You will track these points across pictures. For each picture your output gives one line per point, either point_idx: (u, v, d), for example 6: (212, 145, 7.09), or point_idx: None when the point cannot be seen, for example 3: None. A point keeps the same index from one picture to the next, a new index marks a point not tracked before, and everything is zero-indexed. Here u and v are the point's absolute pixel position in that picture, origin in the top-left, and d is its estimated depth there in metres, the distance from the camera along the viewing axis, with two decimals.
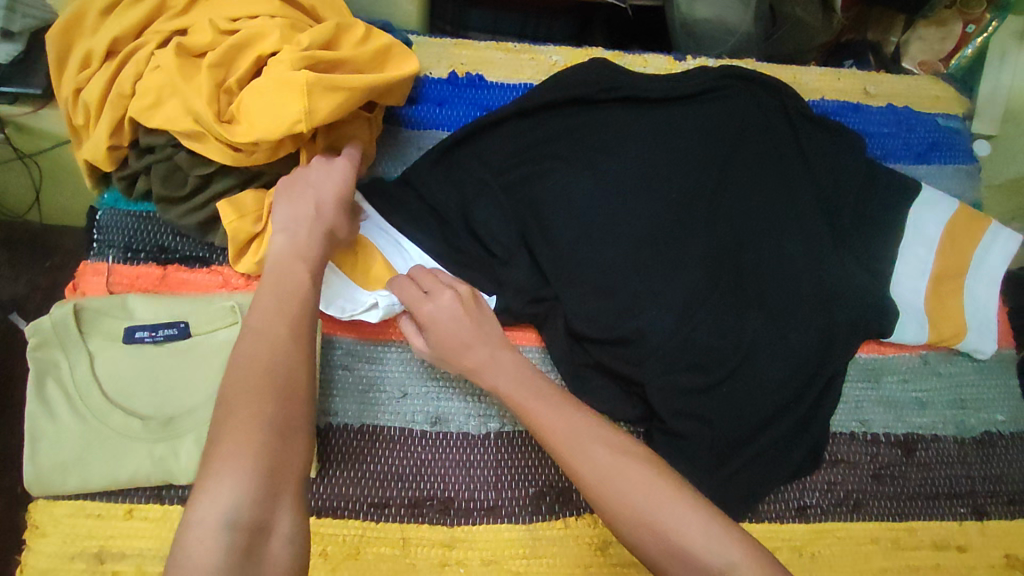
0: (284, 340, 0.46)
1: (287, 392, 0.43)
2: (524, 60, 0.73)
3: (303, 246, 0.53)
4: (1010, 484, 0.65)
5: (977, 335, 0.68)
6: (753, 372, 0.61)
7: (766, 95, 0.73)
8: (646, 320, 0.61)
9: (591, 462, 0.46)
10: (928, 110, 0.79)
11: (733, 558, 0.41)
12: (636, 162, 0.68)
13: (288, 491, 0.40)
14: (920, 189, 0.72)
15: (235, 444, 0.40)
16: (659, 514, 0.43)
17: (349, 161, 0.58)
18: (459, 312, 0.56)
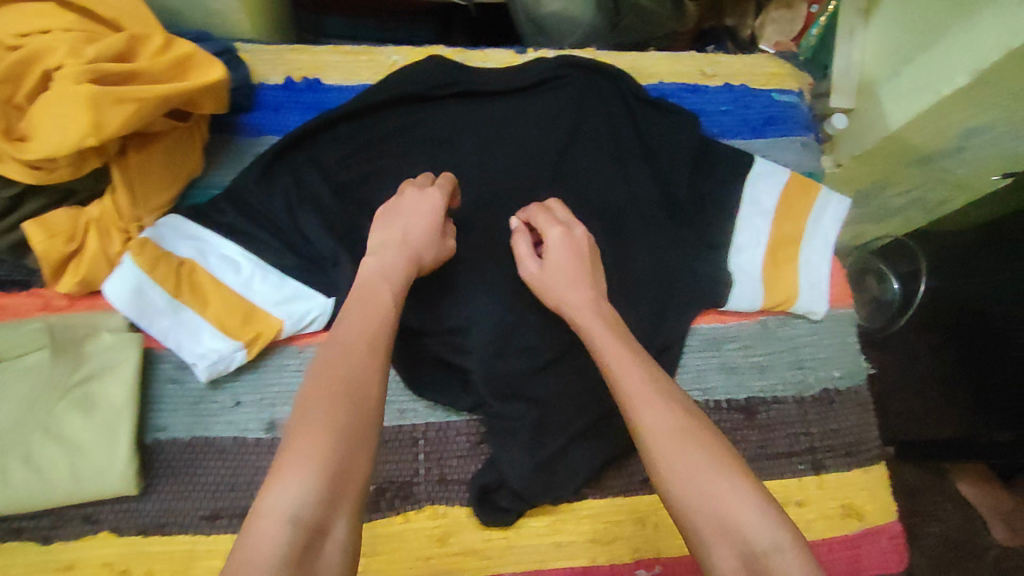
0: (366, 354, 0.46)
1: (361, 399, 0.44)
2: (362, 62, 0.73)
3: (390, 267, 0.53)
4: (846, 438, 0.69)
5: (810, 298, 0.71)
6: (585, 355, 0.62)
7: (604, 82, 0.74)
8: (474, 311, 0.61)
9: (653, 422, 0.46)
10: (763, 86, 0.81)
11: (773, 542, 0.40)
12: (474, 156, 0.69)
13: (347, 497, 0.41)
14: (754, 161, 0.75)
15: (304, 446, 0.41)
16: (710, 483, 0.43)
17: (441, 194, 0.59)
18: (557, 251, 0.59)
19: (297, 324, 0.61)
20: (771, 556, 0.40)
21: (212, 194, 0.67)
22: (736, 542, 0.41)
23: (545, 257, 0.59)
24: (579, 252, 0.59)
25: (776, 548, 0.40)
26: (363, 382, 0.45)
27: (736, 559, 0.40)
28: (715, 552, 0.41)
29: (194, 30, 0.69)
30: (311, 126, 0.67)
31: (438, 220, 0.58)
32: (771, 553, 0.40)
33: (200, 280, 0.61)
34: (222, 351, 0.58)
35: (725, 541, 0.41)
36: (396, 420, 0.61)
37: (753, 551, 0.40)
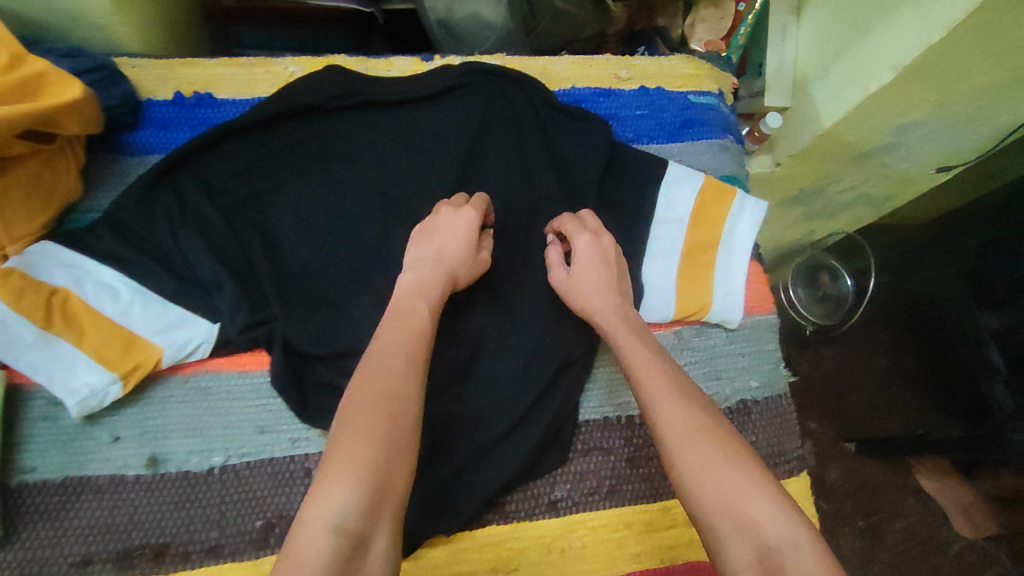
0: (403, 368, 0.50)
1: (398, 416, 0.47)
2: (257, 74, 0.69)
3: (426, 283, 0.57)
4: (763, 450, 0.68)
5: (724, 306, 0.70)
6: (480, 373, 0.62)
7: (511, 89, 0.72)
8: (366, 334, 0.60)
9: (676, 423, 0.50)
10: (680, 88, 0.80)
11: (786, 539, 0.43)
12: (375, 170, 0.67)
13: (387, 509, 0.44)
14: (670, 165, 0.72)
15: (347, 462, 0.44)
16: (728, 482, 0.46)
17: (475, 212, 0.61)
18: (585, 257, 0.61)
19: (177, 354, 0.58)
20: (784, 554, 0.43)
21: (94, 218, 0.64)
22: (753, 539, 0.44)
23: (573, 264, 0.62)
24: (601, 261, 0.61)
25: (789, 547, 0.43)
26: (400, 398, 0.48)
27: (752, 555, 0.44)
28: (734, 547, 0.45)
29: (69, 44, 0.65)
30: (196, 144, 0.64)
31: (472, 237, 0.60)
32: (784, 551, 0.43)
33: (74, 311, 0.57)
34: (100, 387, 0.55)
35: (743, 537, 0.45)
36: (287, 451, 0.59)
37: (767, 548, 0.44)
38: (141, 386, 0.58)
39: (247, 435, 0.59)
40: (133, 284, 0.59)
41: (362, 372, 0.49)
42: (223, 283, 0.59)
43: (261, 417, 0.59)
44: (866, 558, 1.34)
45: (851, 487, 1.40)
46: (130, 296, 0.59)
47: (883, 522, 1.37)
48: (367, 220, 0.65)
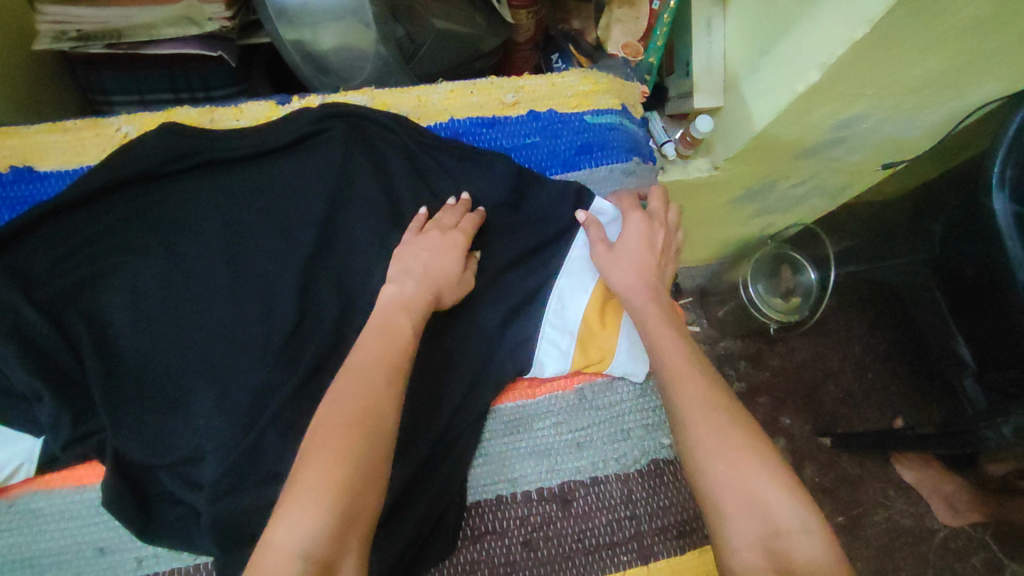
0: (383, 383, 0.47)
1: (376, 433, 0.45)
2: (86, 139, 0.63)
3: (410, 297, 0.55)
4: (678, 515, 0.62)
5: (625, 359, 0.64)
6: None
7: (373, 131, 0.67)
8: (204, 435, 0.53)
9: (693, 399, 0.50)
10: (575, 108, 0.74)
11: (797, 524, 0.43)
12: (225, 239, 0.61)
13: (357, 533, 0.41)
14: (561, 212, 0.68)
15: (312, 480, 0.41)
16: (744, 462, 0.46)
17: (464, 230, 0.61)
18: (627, 240, 0.63)
19: None
20: (790, 538, 0.43)
21: None
22: (762, 520, 0.44)
23: (617, 242, 0.63)
24: (646, 241, 0.63)
25: (797, 532, 0.43)
26: (381, 412, 0.46)
27: (758, 537, 0.43)
28: (738, 528, 0.44)
29: None
30: (8, 230, 0.57)
31: (461, 250, 0.60)
32: (793, 536, 0.43)
33: None
34: None
35: (751, 518, 0.44)
36: (134, 572, 0.52)
37: (776, 531, 0.43)
38: None
39: (85, 558, 0.52)
40: None
41: (342, 383, 0.46)
42: (38, 395, 0.53)
43: (102, 537, 0.53)
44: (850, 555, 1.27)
45: (829, 481, 1.33)
46: None
47: (864, 515, 1.30)
48: (215, 299, 0.59)
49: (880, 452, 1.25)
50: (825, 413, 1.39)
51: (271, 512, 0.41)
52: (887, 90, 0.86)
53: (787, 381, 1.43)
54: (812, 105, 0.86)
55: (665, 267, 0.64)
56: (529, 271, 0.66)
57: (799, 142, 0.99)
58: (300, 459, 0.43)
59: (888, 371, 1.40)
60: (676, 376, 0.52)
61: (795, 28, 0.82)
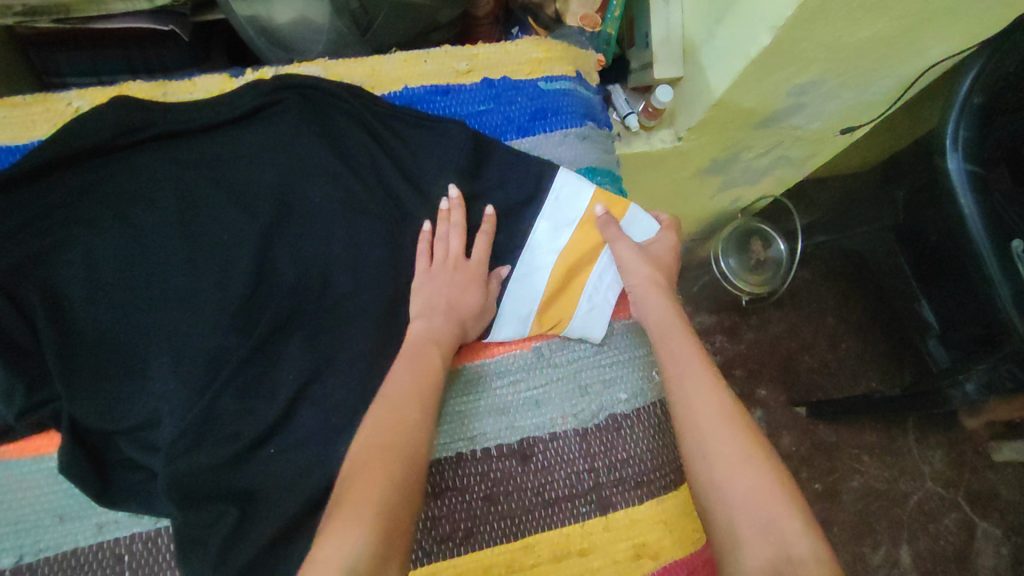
0: (417, 413, 0.53)
1: (411, 459, 0.50)
2: (35, 114, 0.63)
3: (440, 334, 0.59)
4: (636, 467, 0.63)
5: (584, 322, 0.67)
6: (298, 426, 0.56)
7: (324, 100, 0.67)
8: (163, 401, 0.54)
9: (716, 424, 0.53)
10: (528, 75, 0.74)
11: (807, 552, 0.46)
12: (178, 210, 0.61)
13: (396, 553, 0.45)
14: (514, 175, 0.68)
15: (362, 505, 0.45)
16: (762, 492, 0.49)
17: (481, 258, 0.64)
18: (645, 253, 0.66)
19: None
20: (800, 565, 0.45)
21: None
22: (776, 548, 0.46)
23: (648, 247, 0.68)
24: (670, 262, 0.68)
25: (806, 560, 0.45)
26: (417, 442, 0.51)
27: (770, 562, 0.46)
28: (750, 548, 0.47)
29: None
30: None
31: (478, 279, 0.63)
32: (802, 563, 0.45)
33: None
34: None
35: (765, 545, 0.47)
36: (94, 538, 0.53)
37: (786, 556, 0.46)
38: None
39: (41, 527, 0.52)
40: None
41: (382, 414, 0.52)
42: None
43: (60, 504, 0.53)
44: (827, 520, 1.30)
45: (805, 449, 1.36)
46: None
47: (841, 481, 1.33)
48: (169, 268, 0.59)
49: (851, 416, 1.28)
50: (800, 382, 1.42)
51: (316, 536, 0.45)
52: (841, 53, 0.88)
53: (762, 353, 1.45)
54: (767, 69, 0.88)
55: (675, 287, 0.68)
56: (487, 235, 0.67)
57: (756, 110, 1.01)
58: (343, 487, 0.47)
59: (860, 339, 1.43)
60: (697, 394, 0.55)
61: None
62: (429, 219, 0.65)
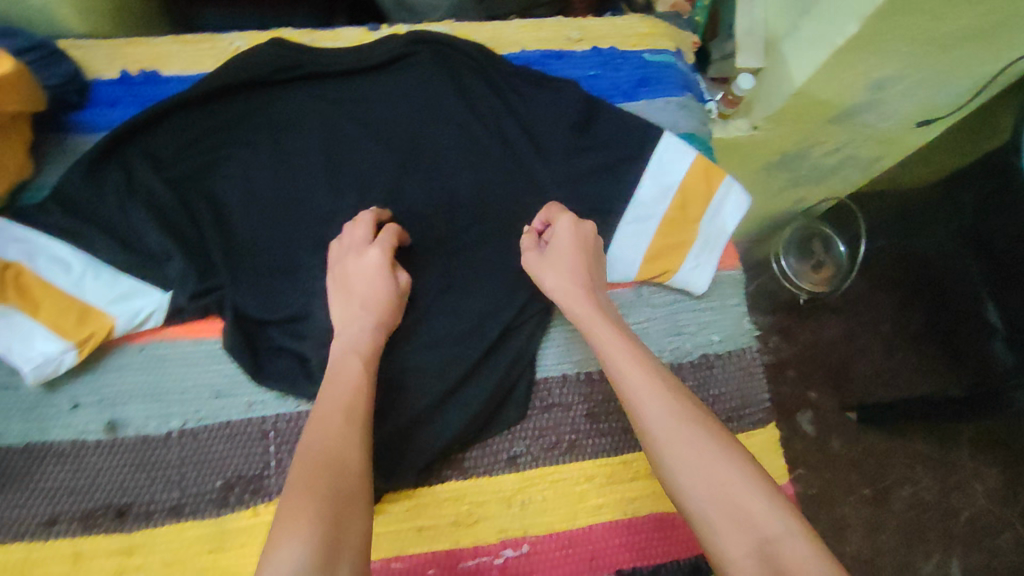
0: (342, 424, 0.50)
1: (341, 472, 0.47)
2: (202, 50, 0.70)
3: (360, 342, 0.56)
4: (727, 402, 0.66)
5: (690, 271, 0.68)
6: (425, 331, 0.63)
7: (454, 54, 0.72)
8: (314, 298, 0.61)
9: (663, 410, 0.50)
10: (634, 47, 0.79)
11: (783, 529, 0.44)
12: (323, 139, 0.67)
13: (345, 560, 0.43)
14: (635, 135, 0.71)
15: (300, 520, 0.43)
16: (725, 473, 0.47)
17: (381, 252, 0.58)
18: (572, 244, 0.61)
19: (132, 322, 0.59)
20: (779, 544, 0.43)
21: (35, 196, 0.63)
22: (753, 530, 0.44)
23: (551, 243, 0.62)
24: (590, 244, 0.62)
25: (783, 536, 0.43)
26: (345, 454, 0.48)
27: (751, 546, 0.43)
28: (732, 540, 0.44)
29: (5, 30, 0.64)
30: (141, 118, 0.63)
31: (387, 279, 0.59)
32: (782, 541, 0.43)
33: (22, 283, 0.59)
34: (37, 359, 0.57)
35: (741, 531, 0.44)
36: (244, 414, 0.60)
37: (765, 538, 0.44)
38: (113, 358, 0.60)
39: (203, 399, 0.60)
40: (83, 259, 0.60)
41: (313, 433, 0.49)
42: (169, 265, 0.60)
43: (217, 381, 0.60)
44: (875, 524, 1.26)
45: (856, 455, 1.32)
46: (75, 267, 0.60)
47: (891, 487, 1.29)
48: (316, 188, 0.65)
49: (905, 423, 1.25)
50: (854, 388, 1.37)
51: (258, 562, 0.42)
52: (925, 50, 0.89)
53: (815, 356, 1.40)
54: (847, 63, 0.90)
55: (598, 270, 0.63)
56: (593, 187, 0.70)
57: (832, 102, 1.02)
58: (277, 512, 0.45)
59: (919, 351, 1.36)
60: (641, 390, 0.51)
61: None
62: (540, 164, 0.70)
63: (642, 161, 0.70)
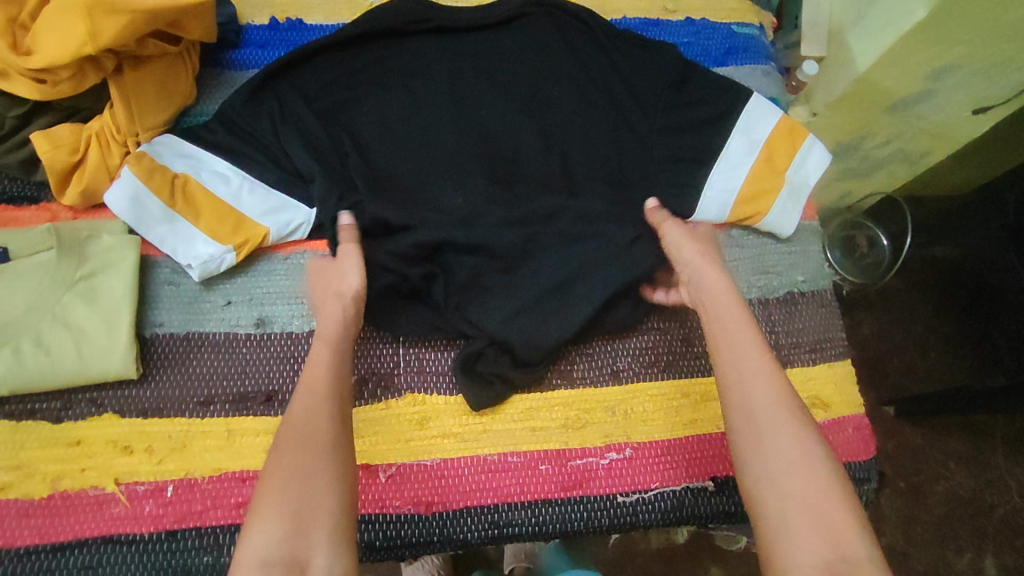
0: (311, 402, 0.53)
1: (313, 445, 0.50)
2: (342, 3, 0.77)
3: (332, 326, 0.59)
4: (810, 336, 0.72)
5: (779, 214, 0.73)
6: (542, 255, 0.69)
7: (566, 16, 0.79)
8: (446, 219, 0.68)
9: (771, 411, 0.52)
10: (724, 19, 0.85)
11: (866, 556, 0.44)
12: (448, 84, 0.73)
13: (319, 531, 0.46)
14: (735, 92, 0.76)
15: (274, 496, 0.47)
16: (817, 485, 0.48)
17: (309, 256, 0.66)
18: (699, 263, 0.64)
19: (284, 230, 0.65)
20: (856, 564, 0.44)
21: (200, 121, 0.71)
22: (832, 543, 0.45)
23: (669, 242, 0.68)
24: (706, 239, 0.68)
25: (864, 562, 0.44)
26: (319, 430, 0.51)
27: (824, 556, 0.44)
28: (804, 543, 0.45)
29: None
30: (293, 57, 0.71)
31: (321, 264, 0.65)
32: (858, 565, 0.44)
33: (185, 191, 0.64)
34: (202, 259, 0.63)
35: (818, 540, 0.45)
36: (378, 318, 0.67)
37: (840, 554, 0.44)
38: (262, 262, 0.66)
39: None
40: (239, 174, 0.66)
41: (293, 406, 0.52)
42: (312, 184, 0.66)
43: None
44: (908, 519, 1.11)
45: (890, 449, 1.15)
46: (231, 181, 0.66)
47: (924, 482, 1.13)
48: (443, 125, 0.71)
49: (933, 422, 1.15)
50: (887, 383, 1.18)
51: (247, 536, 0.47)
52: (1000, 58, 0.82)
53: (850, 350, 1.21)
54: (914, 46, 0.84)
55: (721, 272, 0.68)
56: (690, 137, 0.74)
57: (892, 92, 0.93)
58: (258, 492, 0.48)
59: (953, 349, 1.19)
60: (761, 391, 0.53)
61: None
62: (641, 113, 0.74)
63: (733, 118, 0.74)
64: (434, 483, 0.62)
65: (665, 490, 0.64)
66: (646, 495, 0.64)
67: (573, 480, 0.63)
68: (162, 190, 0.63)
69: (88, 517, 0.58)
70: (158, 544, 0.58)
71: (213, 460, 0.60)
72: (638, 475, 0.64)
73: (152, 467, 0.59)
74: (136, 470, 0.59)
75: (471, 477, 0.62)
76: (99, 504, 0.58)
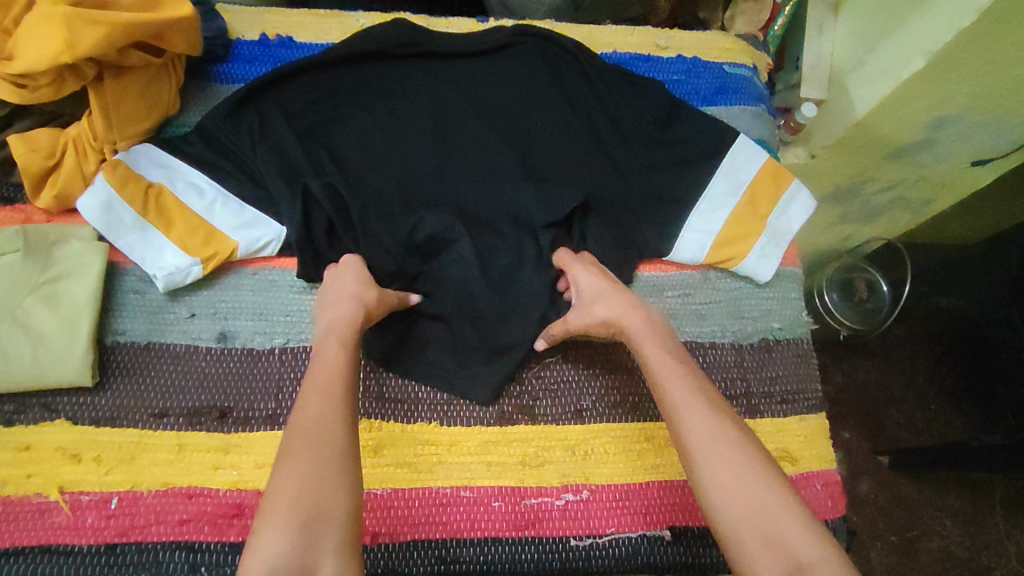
0: (323, 405, 0.50)
1: (322, 447, 0.48)
2: (332, 23, 0.77)
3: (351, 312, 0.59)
4: (782, 386, 0.70)
5: (757, 259, 0.72)
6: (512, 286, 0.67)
7: (555, 48, 0.79)
8: (416, 244, 0.67)
9: (703, 427, 0.51)
10: (716, 59, 0.85)
11: (821, 560, 0.43)
12: (430, 108, 0.73)
13: (327, 537, 0.43)
14: (720, 131, 0.74)
15: (286, 501, 0.44)
16: (759, 496, 0.47)
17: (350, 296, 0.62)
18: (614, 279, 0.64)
19: (252, 246, 0.65)
20: (813, 571, 0.43)
21: (181, 132, 0.71)
22: (787, 553, 0.44)
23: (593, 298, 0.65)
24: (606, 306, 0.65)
25: (818, 566, 0.43)
26: (326, 432, 0.49)
27: (781, 571, 0.43)
28: (759, 562, 0.44)
29: None
30: (278, 74, 0.71)
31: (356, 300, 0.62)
32: (814, 568, 0.43)
33: (156, 202, 0.65)
34: (167, 271, 0.63)
35: (772, 554, 0.44)
36: None
37: (797, 565, 0.43)
38: (230, 278, 0.66)
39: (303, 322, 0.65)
40: (212, 188, 0.66)
41: (302, 411, 0.50)
42: (280, 201, 0.65)
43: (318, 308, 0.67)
44: None
45: (883, 502, 1.10)
46: (204, 194, 0.66)
47: (918, 539, 1.08)
48: (422, 148, 0.71)
49: (928, 476, 1.10)
50: (883, 436, 1.13)
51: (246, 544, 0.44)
52: (1000, 113, 0.77)
53: (847, 400, 1.16)
54: (909, 105, 0.78)
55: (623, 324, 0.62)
56: (672, 175, 0.72)
57: (890, 139, 0.85)
58: (263, 496, 0.45)
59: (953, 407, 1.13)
60: (690, 411, 0.52)
61: (894, 34, 0.77)
62: (623, 147, 0.73)
63: (717, 159, 0.73)
64: (383, 513, 0.60)
65: (621, 536, 0.62)
66: (601, 541, 0.62)
67: (526, 520, 0.62)
68: (134, 199, 0.64)
69: (29, 524, 0.57)
70: (95, 557, 0.57)
71: (161, 474, 0.59)
72: (594, 519, 0.62)
73: (99, 477, 0.58)
74: (82, 480, 0.58)
75: (423, 510, 0.61)
76: (41, 512, 0.57)
